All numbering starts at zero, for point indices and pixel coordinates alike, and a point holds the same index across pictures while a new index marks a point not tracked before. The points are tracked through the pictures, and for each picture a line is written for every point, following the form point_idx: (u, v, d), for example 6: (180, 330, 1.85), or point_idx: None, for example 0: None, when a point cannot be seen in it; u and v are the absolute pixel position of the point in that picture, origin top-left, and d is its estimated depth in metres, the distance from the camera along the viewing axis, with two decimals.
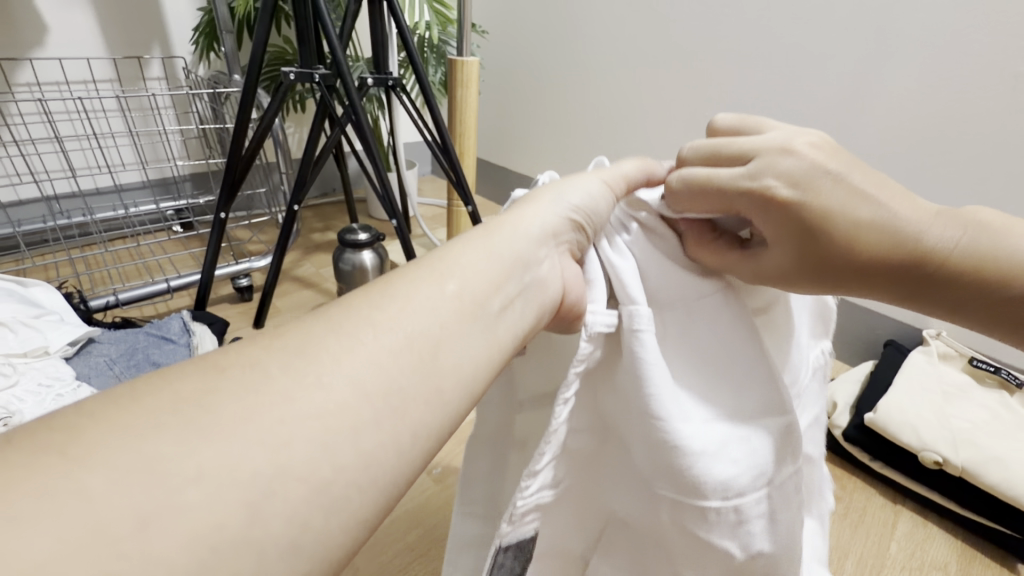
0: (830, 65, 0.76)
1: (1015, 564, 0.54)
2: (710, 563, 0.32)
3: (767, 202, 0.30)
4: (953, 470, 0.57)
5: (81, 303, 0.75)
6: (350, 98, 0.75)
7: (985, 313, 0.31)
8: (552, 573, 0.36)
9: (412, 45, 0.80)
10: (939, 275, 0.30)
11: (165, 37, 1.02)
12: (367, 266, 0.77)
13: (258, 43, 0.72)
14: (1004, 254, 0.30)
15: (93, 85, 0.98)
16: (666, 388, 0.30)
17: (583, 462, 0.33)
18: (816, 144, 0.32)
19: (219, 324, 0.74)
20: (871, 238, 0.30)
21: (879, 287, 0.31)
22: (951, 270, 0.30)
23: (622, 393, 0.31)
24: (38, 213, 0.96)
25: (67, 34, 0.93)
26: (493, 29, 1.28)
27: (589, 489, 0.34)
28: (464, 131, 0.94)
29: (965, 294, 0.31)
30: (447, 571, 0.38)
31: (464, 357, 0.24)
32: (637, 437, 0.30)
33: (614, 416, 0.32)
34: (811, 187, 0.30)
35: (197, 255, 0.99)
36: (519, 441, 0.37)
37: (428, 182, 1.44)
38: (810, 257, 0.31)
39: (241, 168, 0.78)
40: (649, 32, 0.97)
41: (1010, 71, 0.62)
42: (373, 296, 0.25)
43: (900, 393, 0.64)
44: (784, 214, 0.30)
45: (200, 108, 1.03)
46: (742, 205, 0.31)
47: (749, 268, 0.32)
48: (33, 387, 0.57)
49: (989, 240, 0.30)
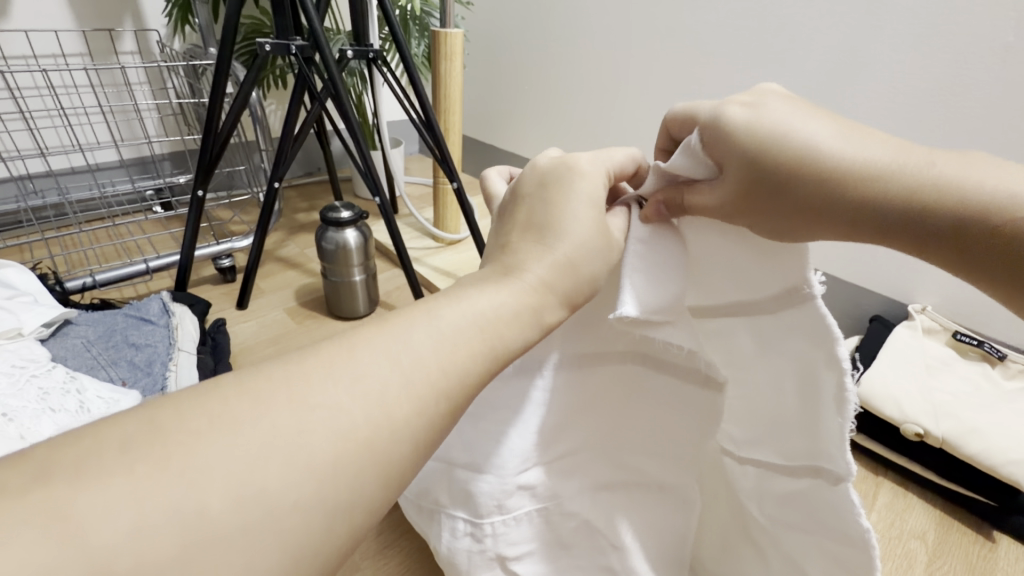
0: (822, 37, 0.74)
1: (993, 531, 0.55)
2: (617, 514, 0.41)
3: (741, 195, 0.32)
4: (934, 441, 0.58)
5: (57, 284, 0.74)
6: (329, 71, 0.72)
7: (978, 254, 0.28)
8: (530, 530, 0.39)
9: (394, 17, 0.76)
10: (922, 213, 0.28)
11: (137, 10, 0.98)
12: (350, 245, 0.75)
13: (231, 11, 0.69)
14: (942, 195, 0.28)
15: (62, 59, 0.94)
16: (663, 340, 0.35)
17: (567, 420, 0.39)
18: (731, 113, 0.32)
19: (200, 305, 0.74)
20: (838, 183, 0.30)
21: (889, 228, 0.29)
22: (898, 207, 0.29)
23: (625, 372, 0.39)
24: (11, 194, 0.93)
25: (32, 6, 0.89)
26: (480, 2, 1.25)
27: (574, 447, 0.40)
28: (449, 106, 0.92)
29: (951, 236, 0.28)
30: (430, 534, 0.39)
31: (397, 373, 0.24)
32: (598, 385, 0.39)
33: (599, 383, 0.39)
34: (756, 172, 0.31)
35: (177, 236, 0.97)
36: (552, 410, 0.38)
37: (415, 162, 1.42)
38: (771, 183, 0.31)
39: (219, 144, 0.75)
40: (639, 5, 0.94)
41: (999, 43, 0.61)
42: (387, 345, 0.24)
43: (883, 368, 0.65)
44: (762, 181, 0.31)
45: (176, 83, 1.00)
46: (747, 194, 0.32)
47: (745, 206, 0.32)
48: (7, 369, 0.56)
49: (916, 180, 0.29)
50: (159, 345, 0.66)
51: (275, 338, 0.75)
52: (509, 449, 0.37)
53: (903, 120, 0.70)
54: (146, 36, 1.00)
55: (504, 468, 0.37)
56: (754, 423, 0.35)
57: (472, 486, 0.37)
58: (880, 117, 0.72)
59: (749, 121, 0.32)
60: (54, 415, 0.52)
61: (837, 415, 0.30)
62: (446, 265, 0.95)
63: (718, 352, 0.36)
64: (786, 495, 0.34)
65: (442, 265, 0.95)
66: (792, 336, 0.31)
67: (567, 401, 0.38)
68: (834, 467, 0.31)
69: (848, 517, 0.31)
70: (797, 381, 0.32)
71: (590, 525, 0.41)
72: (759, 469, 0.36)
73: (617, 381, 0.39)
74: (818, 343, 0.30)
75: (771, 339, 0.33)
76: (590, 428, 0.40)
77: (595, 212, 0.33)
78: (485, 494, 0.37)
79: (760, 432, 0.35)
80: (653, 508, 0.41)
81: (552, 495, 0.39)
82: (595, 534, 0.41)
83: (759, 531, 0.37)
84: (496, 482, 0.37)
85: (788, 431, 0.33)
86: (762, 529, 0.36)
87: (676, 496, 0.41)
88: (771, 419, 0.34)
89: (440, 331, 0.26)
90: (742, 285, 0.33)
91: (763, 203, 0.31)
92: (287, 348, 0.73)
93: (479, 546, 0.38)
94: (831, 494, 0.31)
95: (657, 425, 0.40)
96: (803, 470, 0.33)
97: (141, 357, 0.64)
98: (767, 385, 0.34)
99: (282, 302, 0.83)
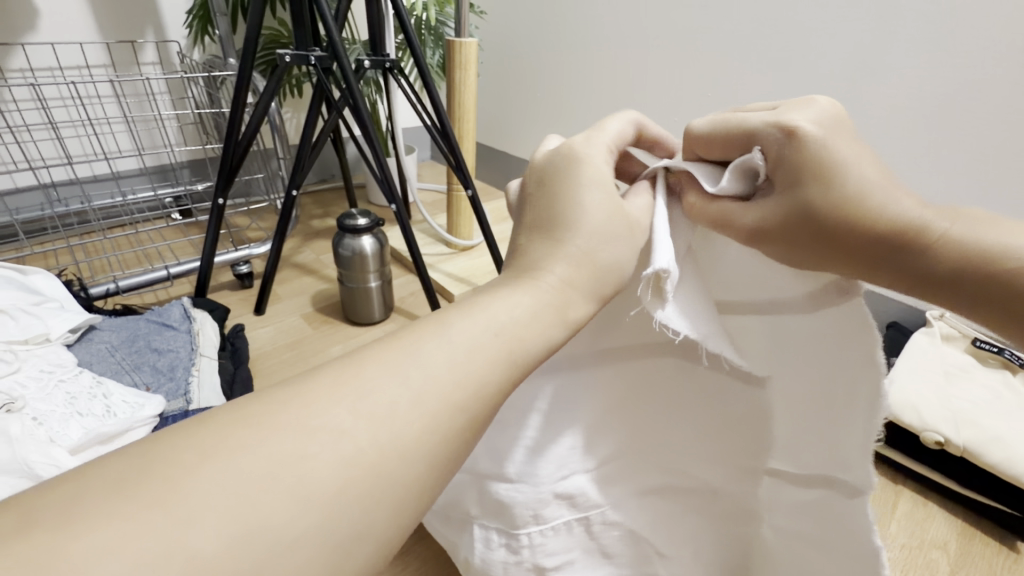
0: (837, 43, 0.74)
1: (1016, 542, 0.55)
2: (662, 516, 0.41)
3: (768, 224, 0.31)
4: (955, 450, 0.57)
5: (81, 290, 0.75)
6: (347, 81, 0.73)
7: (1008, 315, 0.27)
8: (569, 540, 0.39)
9: (410, 27, 0.77)
10: (946, 265, 0.28)
11: (158, 22, 1.00)
12: (366, 252, 0.76)
13: (251, 23, 0.70)
14: (970, 250, 0.28)
15: (86, 70, 0.96)
16: (697, 315, 0.32)
17: (603, 423, 0.38)
18: (775, 132, 0.31)
19: (219, 311, 0.75)
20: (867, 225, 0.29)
21: (914, 277, 0.29)
22: (927, 255, 0.28)
23: (671, 374, 0.37)
24: (36, 202, 0.96)
25: (58, 19, 0.91)
26: (493, 10, 1.26)
27: (616, 450, 0.39)
28: (463, 114, 0.93)
29: (978, 293, 0.28)
30: (462, 545, 0.40)
31: (430, 383, 0.24)
32: (637, 385, 0.38)
33: (640, 384, 0.38)
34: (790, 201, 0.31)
35: (196, 242, 0.99)
36: (591, 410, 0.38)
37: (427, 168, 1.43)
38: (801, 216, 0.30)
39: (239, 153, 0.77)
40: (651, 13, 0.94)
41: (1018, 49, 0.60)
42: (420, 355, 0.25)
43: (900, 376, 0.65)
44: (791, 211, 0.31)
45: (196, 92, 1.02)
46: (772, 223, 0.31)
47: (768, 236, 0.31)
48: (36, 373, 0.57)
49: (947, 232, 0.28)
50: (181, 350, 0.67)
51: (292, 343, 0.76)
52: (546, 459, 0.36)
53: (920, 127, 0.70)
54: (167, 47, 1.02)
55: (534, 482, 0.36)
56: (785, 434, 0.35)
57: (506, 496, 0.36)
58: (896, 123, 0.72)
59: (794, 147, 0.30)
60: (82, 419, 0.53)
61: (868, 423, 0.31)
62: (459, 271, 0.96)
63: (751, 342, 0.35)
64: (804, 502, 0.35)
65: (456, 271, 0.96)
66: (824, 343, 0.32)
67: (603, 404, 0.38)
68: (855, 478, 0.32)
69: (861, 537, 0.33)
70: (833, 386, 0.32)
71: (635, 533, 0.41)
72: (772, 479, 0.37)
73: (658, 380, 0.37)
74: (852, 352, 0.31)
75: (806, 345, 0.33)
76: (632, 429, 0.39)
77: (628, 217, 0.32)
78: (520, 504, 0.36)
79: (789, 441, 0.35)
80: (701, 509, 0.40)
81: (596, 502, 0.39)
82: (640, 543, 0.41)
83: (764, 540, 0.39)
84: (528, 493, 0.36)
85: (809, 434, 0.34)
86: (782, 531, 0.38)
87: (717, 504, 0.40)
88: (803, 427, 0.34)
89: (468, 337, 0.26)
90: (766, 283, 0.34)
91: (788, 235, 0.31)
92: (304, 353, 0.74)
93: (515, 557, 0.38)
94: (845, 516, 0.33)
95: (701, 430, 0.38)
96: (818, 480, 0.34)
97: (163, 362, 0.65)
98: (796, 394, 0.34)
99: (298, 308, 0.84)
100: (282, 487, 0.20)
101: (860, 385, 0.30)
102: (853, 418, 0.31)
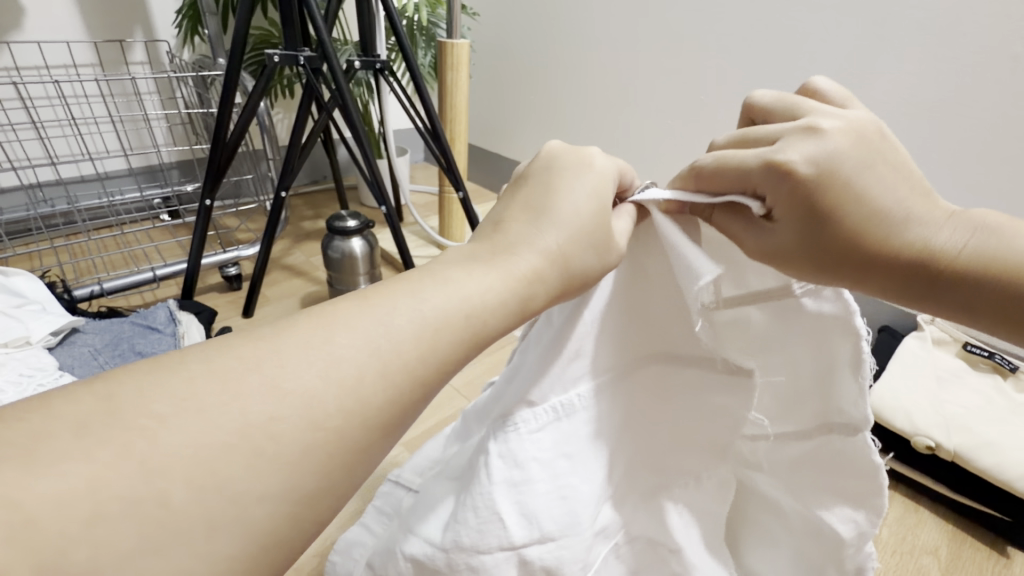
0: (827, 48, 0.74)
1: (1007, 547, 0.54)
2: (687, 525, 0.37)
3: (785, 249, 0.30)
4: (946, 454, 0.57)
5: (66, 292, 0.74)
6: (337, 81, 0.72)
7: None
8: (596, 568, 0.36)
9: (401, 28, 0.76)
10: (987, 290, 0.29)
11: (148, 21, 0.99)
12: (356, 254, 0.76)
13: (239, 22, 0.69)
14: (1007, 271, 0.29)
15: (74, 70, 0.95)
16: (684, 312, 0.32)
17: (612, 427, 0.35)
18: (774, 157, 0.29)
19: (206, 312, 0.74)
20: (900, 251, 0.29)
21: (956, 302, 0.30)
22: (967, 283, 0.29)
23: (657, 376, 0.34)
24: (21, 202, 0.94)
25: (45, 18, 0.90)
26: (486, 12, 1.26)
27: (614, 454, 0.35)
28: (455, 116, 0.93)
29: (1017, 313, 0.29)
30: None
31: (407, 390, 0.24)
32: (631, 385, 0.35)
33: (634, 385, 0.34)
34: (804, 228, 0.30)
35: (184, 244, 0.98)
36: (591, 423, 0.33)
37: (420, 170, 1.42)
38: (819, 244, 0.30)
39: (228, 153, 0.76)
40: (644, 16, 0.94)
41: (1008, 54, 0.61)
42: None
43: (890, 379, 0.64)
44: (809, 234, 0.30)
45: (185, 92, 1.01)
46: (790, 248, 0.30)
47: (788, 262, 0.30)
48: (15, 377, 0.56)
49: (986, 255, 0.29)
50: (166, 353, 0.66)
51: None
52: (570, 500, 0.32)
53: (910, 131, 0.70)
54: (156, 46, 1.01)
55: (569, 524, 0.32)
56: (774, 399, 0.34)
57: (552, 559, 0.32)
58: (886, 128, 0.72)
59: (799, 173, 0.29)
60: None
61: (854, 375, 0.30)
62: None
63: (745, 330, 0.34)
64: (794, 458, 0.34)
65: None
66: (807, 311, 0.31)
67: (598, 409, 0.34)
68: (847, 418, 0.31)
69: (860, 457, 0.31)
70: (812, 348, 0.31)
71: (651, 540, 0.37)
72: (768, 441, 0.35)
73: (649, 380, 0.34)
74: (832, 310, 0.30)
75: (785, 317, 0.32)
76: (631, 432, 0.36)
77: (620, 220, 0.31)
78: (568, 560, 0.32)
79: (784, 403, 0.34)
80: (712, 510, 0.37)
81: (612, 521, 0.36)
82: (655, 546, 0.37)
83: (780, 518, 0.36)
84: (566, 545, 0.32)
85: (800, 392, 0.33)
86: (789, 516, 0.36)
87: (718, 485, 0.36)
88: (792, 393, 0.33)
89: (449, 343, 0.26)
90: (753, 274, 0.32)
91: (814, 258, 0.30)
92: None
93: None
94: (849, 460, 0.32)
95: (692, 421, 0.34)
96: (814, 428, 0.33)
97: None
98: (781, 360, 0.33)
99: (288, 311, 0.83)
100: (233, 503, 0.18)
101: (841, 343, 0.30)
102: (844, 377, 0.31)
